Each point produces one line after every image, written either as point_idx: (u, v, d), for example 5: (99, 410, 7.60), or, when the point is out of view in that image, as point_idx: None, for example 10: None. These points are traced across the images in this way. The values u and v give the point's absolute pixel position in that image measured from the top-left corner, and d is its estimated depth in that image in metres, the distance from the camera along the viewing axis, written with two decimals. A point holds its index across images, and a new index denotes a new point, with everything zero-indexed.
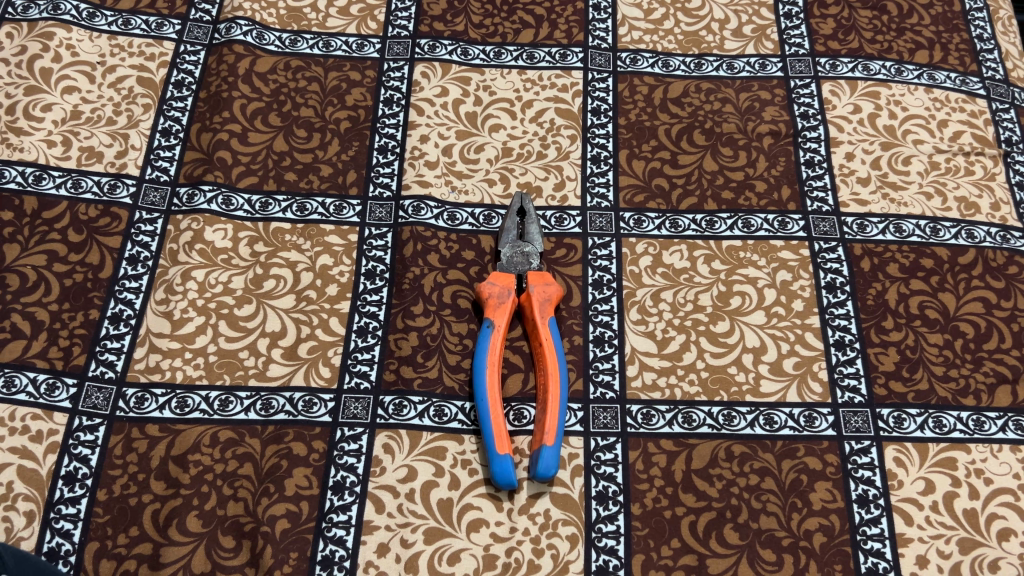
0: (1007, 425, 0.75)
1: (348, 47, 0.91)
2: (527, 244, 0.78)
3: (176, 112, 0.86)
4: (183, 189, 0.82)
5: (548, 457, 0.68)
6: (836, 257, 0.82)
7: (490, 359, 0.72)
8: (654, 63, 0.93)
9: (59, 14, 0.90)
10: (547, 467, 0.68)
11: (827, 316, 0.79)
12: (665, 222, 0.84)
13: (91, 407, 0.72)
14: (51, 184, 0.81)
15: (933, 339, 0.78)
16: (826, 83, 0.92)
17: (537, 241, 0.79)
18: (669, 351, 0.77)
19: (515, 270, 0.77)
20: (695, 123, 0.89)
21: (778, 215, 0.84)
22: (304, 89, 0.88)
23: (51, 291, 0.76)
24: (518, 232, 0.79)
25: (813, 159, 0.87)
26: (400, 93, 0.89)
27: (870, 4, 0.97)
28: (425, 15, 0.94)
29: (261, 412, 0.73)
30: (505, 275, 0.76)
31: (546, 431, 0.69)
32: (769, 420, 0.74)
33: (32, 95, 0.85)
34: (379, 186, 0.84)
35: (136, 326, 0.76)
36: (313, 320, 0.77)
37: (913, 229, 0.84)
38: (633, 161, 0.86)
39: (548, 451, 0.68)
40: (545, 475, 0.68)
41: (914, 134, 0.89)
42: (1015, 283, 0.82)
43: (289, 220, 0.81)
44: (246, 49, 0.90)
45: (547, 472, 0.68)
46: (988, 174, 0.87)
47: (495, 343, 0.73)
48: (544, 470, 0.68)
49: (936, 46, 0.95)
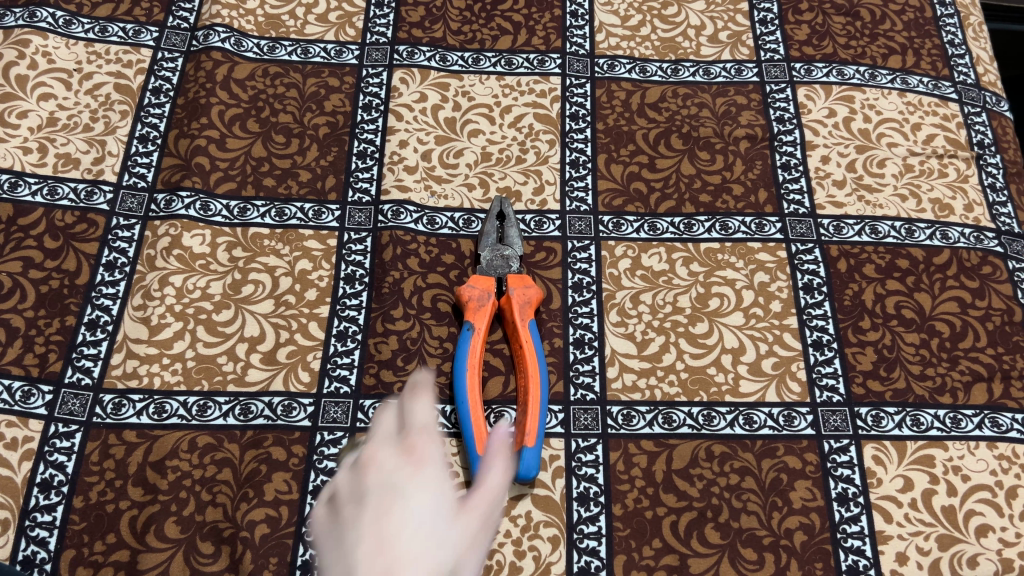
0: (983, 422, 0.75)
1: (326, 54, 0.92)
2: (506, 248, 0.78)
3: (154, 119, 0.86)
4: (161, 195, 0.82)
5: (529, 458, 0.68)
6: (813, 258, 0.83)
7: (470, 362, 0.72)
8: (632, 69, 0.94)
9: (35, 21, 0.90)
10: (528, 468, 0.68)
11: (804, 316, 0.80)
12: (643, 225, 0.84)
13: (67, 414, 0.71)
14: (26, 191, 0.81)
15: (909, 338, 0.79)
16: (801, 88, 0.93)
17: (516, 245, 0.79)
18: (649, 353, 0.77)
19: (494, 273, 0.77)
20: (673, 128, 0.89)
21: (755, 218, 0.85)
22: (283, 95, 0.88)
23: (26, 298, 0.76)
24: (498, 236, 0.79)
25: (789, 163, 0.88)
26: (379, 99, 0.89)
27: (843, 11, 0.99)
28: (403, 22, 0.94)
29: (240, 417, 0.72)
30: (485, 278, 0.76)
31: (527, 432, 0.69)
32: (748, 420, 0.75)
33: (8, 101, 0.85)
34: (358, 191, 0.84)
35: (113, 332, 0.75)
36: (293, 324, 0.76)
37: (888, 230, 0.85)
38: (612, 166, 0.87)
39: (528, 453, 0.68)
40: (526, 476, 0.68)
41: (888, 137, 0.90)
42: (989, 282, 0.83)
43: (268, 225, 0.81)
44: (224, 56, 0.89)
45: (528, 473, 0.68)
46: (962, 176, 0.89)
47: (476, 346, 0.73)
48: (525, 472, 0.68)
49: (908, 52, 0.96)
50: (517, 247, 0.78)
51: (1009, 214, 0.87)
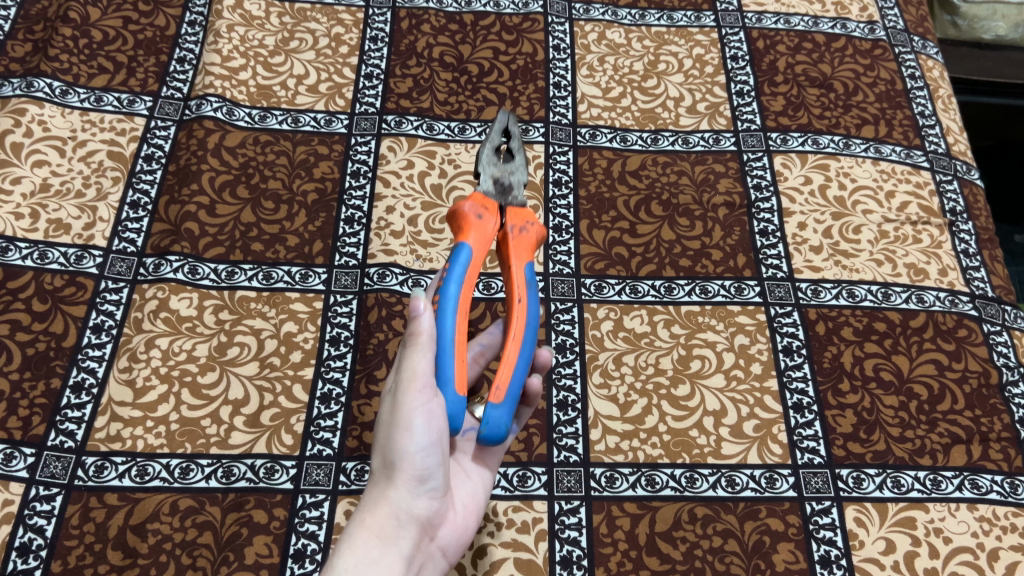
0: (963, 484, 0.76)
1: (316, 123, 0.94)
2: (506, 163, 0.65)
3: (145, 185, 0.88)
4: (149, 259, 0.83)
5: (452, 403, 0.56)
6: (792, 321, 0.85)
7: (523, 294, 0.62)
8: (613, 139, 0.96)
9: (32, 90, 0.92)
10: (496, 427, 0.58)
11: (785, 379, 0.81)
12: (625, 288, 0.86)
13: (49, 476, 0.71)
14: (17, 255, 0.82)
15: (889, 401, 0.80)
16: (778, 156, 0.96)
17: (486, 151, 0.64)
18: (631, 415, 0.78)
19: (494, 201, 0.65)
20: (653, 194, 0.92)
21: (734, 281, 0.87)
22: (273, 163, 0.90)
23: (12, 360, 0.76)
24: (495, 149, 0.65)
25: (767, 229, 0.90)
26: (367, 166, 0.91)
27: (817, 83, 1.02)
28: (392, 93, 0.97)
29: (222, 479, 0.72)
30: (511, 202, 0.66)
31: (497, 368, 0.59)
32: (730, 481, 0.75)
33: (3, 168, 0.86)
34: (345, 256, 0.85)
35: (98, 395, 0.75)
36: (277, 387, 0.77)
37: (864, 294, 0.87)
38: (594, 231, 0.89)
39: (450, 385, 0.56)
40: (501, 431, 0.58)
41: (863, 204, 0.93)
42: (965, 344, 0.84)
43: (255, 288, 0.82)
44: (216, 125, 0.92)
45: (457, 415, 0.56)
46: (936, 241, 0.91)
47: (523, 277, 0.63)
48: (452, 413, 0.56)
49: (881, 121, 1.00)
50: (482, 155, 0.64)
51: (982, 279, 0.90)
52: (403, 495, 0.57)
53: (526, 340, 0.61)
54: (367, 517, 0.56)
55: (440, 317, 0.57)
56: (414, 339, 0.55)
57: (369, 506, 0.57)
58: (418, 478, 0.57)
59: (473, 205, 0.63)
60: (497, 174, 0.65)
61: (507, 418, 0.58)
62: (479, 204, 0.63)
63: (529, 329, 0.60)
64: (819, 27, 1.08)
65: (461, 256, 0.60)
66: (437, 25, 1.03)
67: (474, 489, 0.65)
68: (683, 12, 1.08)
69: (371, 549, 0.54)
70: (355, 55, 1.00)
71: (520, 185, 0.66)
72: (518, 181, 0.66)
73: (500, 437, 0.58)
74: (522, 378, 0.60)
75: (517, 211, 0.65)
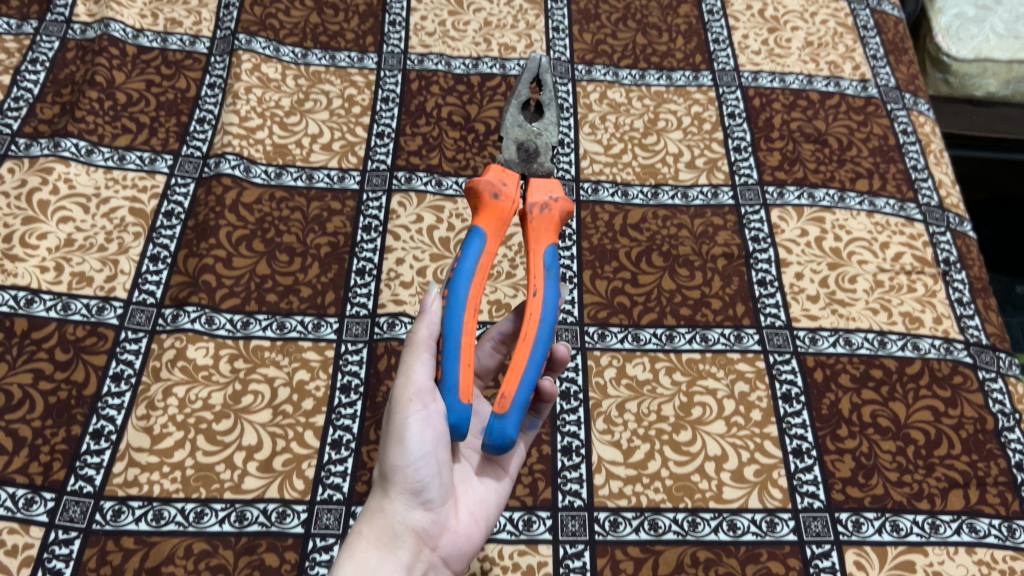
0: (961, 528, 0.77)
1: (329, 179, 0.98)
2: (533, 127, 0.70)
3: (165, 239, 0.92)
4: (168, 310, 0.86)
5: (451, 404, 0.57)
6: (790, 368, 0.87)
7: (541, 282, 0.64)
8: (615, 193, 1.00)
9: (59, 150, 0.96)
10: (502, 434, 0.57)
11: (784, 425, 0.83)
12: (627, 336, 0.88)
13: (68, 520, 0.73)
14: (41, 306, 0.85)
15: (886, 446, 0.82)
16: (774, 209, 0.99)
17: (509, 113, 0.70)
18: (634, 460, 0.80)
19: (519, 166, 0.69)
20: (653, 246, 0.95)
21: (733, 329, 0.89)
22: (287, 218, 0.94)
23: (35, 408, 0.79)
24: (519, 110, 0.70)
25: (764, 278, 0.93)
26: (378, 220, 0.95)
27: (812, 139, 1.06)
28: (402, 151, 1.01)
29: (235, 523, 0.74)
30: (531, 183, 0.69)
31: (504, 376, 0.59)
32: (731, 525, 0.77)
33: (29, 224, 0.90)
34: (356, 306, 0.88)
35: (117, 441, 0.78)
36: (289, 433, 0.79)
37: (861, 342, 0.89)
38: (596, 281, 0.92)
39: (455, 390, 0.57)
40: (509, 438, 0.57)
41: (859, 255, 0.95)
42: (961, 391, 0.86)
43: (269, 337, 0.85)
44: (233, 181, 0.96)
45: (460, 421, 0.57)
46: (930, 290, 0.94)
47: (541, 262, 0.64)
48: (453, 418, 0.56)
49: (875, 175, 1.03)
50: (506, 115, 0.70)
51: (976, 327, 0.92)
52: (399, 506, 0.61)
53: (541, 338, 0.61)
54: (366, 527, 0.61)
55: (447, 317, 0.59)
56: (416, 343, 0.60)
57: (369, 518, 0.61)
58: (414, 490, 0.61)
59: (488, 189, 0.65)
60: (521, 135, 0.69)
61: (516, 425, 0.58)
62: (494, 191, 0.65)
63: (542, 328, 0.61)
64: (813, 85, 1.12)
65: (471, 249, 0.62)
66: (445, 86, 1.08)
67: (490, 497, 0.67)
68: (682, 72, 1.12)
69: (367, 557, 0.59)
70: (367, 116, 1.04)
71: (546, 146, 0.70)
72: (543, 142, 0.70)
73: (508, 444, 0.57)
74: (534, 382, 0.59)
75: (532, 198, 0.67)
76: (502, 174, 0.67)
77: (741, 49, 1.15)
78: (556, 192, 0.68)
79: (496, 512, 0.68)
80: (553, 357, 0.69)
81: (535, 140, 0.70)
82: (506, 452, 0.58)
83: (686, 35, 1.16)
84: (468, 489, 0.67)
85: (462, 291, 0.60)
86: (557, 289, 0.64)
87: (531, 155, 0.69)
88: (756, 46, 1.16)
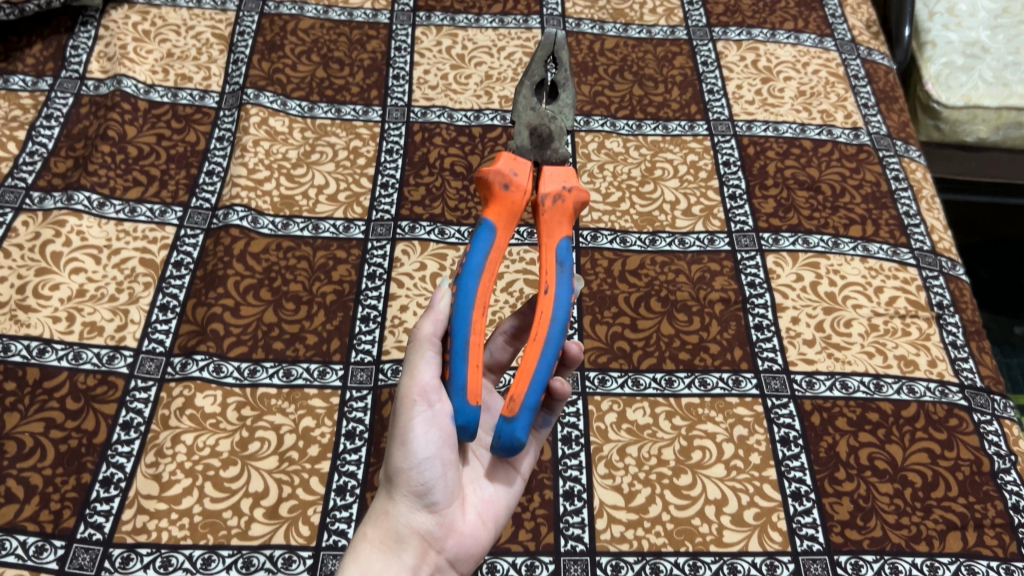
0: (959, 570, 0.78)
1: (335, 229, 1.00)
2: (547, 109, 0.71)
3: (174, 289, 0.94)
4: (177, 359, 0.88)
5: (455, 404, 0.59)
6: (788, 412, 0.88)
7: (553, 273, 0.65)
8: (613, 240, 1.02)
9: (72, 203, 0.99)
10: (512, 436, 0.59)
11: (782, 468, 0.84)
12: (627, 381, 0.90)
13: (77, 568, 0.74)
14: (53, 356, 0.87)
15: (884, 488, 0.83)
16: (770, 255, 1.01)
17: (522, 91, 0.70)
18: (635, 504, 0.81)
19: (532, 153, 0.69)
20: (652, 292, 0.97)
21: (732, 373, 0.91)
22: (294, 267, 0.96)
23: (46, 456, 0.80)
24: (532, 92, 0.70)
25: (761, 323, 0.95)
26: (383, 268, 0.97)
27: (806, 186, 1.08)
28: (406, 201, 1.04)
29: (242, 569, 0.75)
30: (545, 171, 0.69)
31: (515, 380, 0.60)
32: (732, 569, 0.78)
33: (42, 275, 0.92)
34: (360, 352, 0.90)
35: (126, 489, 0.79)
36: (295, 479, 0.81)
37: (857, 385, 0.90)
38: (597, 326, 0.94)
39: (463, 392, 0.59)
40: (519, 440, 0.59)
41: (853, 299, 0.97)
42: (957, 433, 0.87)
43: (275, 385, 0.87)
44: (241, 232, 0.98)
45: (469, 422, 0.58)
46: (924, 334, 0.95)
47: (553, 252, 0.65)
48: (462, 419, 0.58)
49: (868, 221, 1.05)
50: (520, 95, 0.70)
51: (971, 369, 0.93)
52: (404, 508, 0.65)
53: (552, 336, 0.62)
54: (371, 529, 0.64)
55: (456, 323, 0.60)
56: (421, 342, 0.63)
57: (374, 520, 0.65)
58: (417, 492, 0.65)
59: (498, 180, 0.66)
60: (534, 118, 0.70)
61: (526, 427, 0.59)
62: (505, 181, 0.66)
63: (553, 327, 0.61)
64: (806, 133, 1.15)
65: (480, 245, 0.63)
66: (448, 138, 1.11)
67: (495, 499, 0.71)
68: (678, 122, 1.15)
69: (371, 557, 0.63)
70: (372, 167, 1.07)
71: (561, 130, 0.70)
72: (557, 125, 0.70)
73: (518, 446, 0.59)
74: (544, 383, 0.60)
75: (544, 188, 0.68)
76: (513, 162, 0.67)
77: (735, 99, 1.18)
78: (568, 180, 0.69)
79: (501, 514, 0.71)
80: (566, 355, 0.72)
81: (550, 124, 0.70)
82: (516, 453, 0.60)
83: (681, 86, 1.20)
84: (472, 493, 0.70)
85: (470, 288, 0.61)
86: (569, 283, 0.64)
87: (545, 140, 0.69)
88: (750, 95, 1.19)
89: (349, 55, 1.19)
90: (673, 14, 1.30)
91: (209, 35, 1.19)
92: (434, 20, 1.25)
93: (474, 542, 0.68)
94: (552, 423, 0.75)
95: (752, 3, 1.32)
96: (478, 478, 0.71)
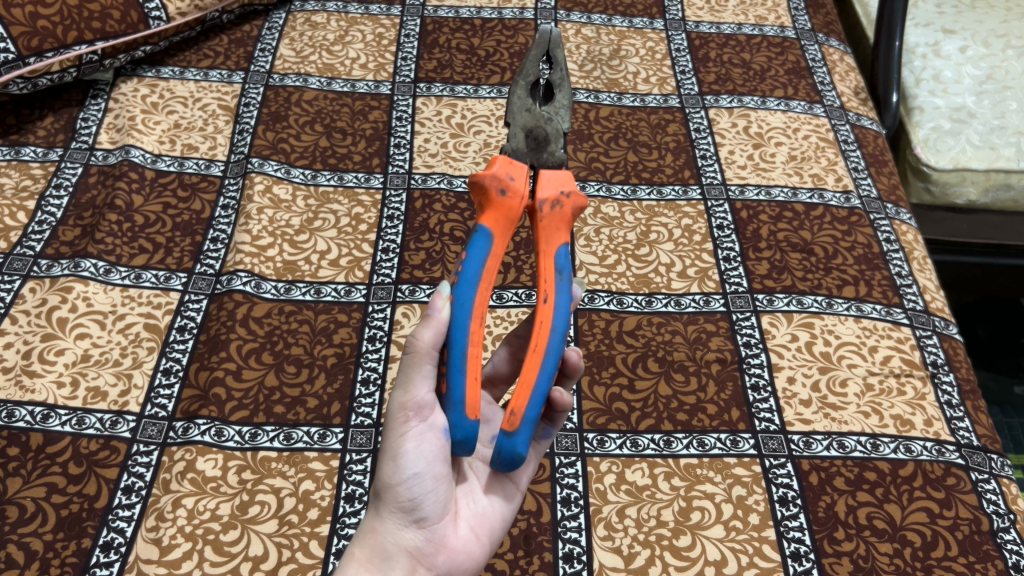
0: None
1: (337, 293, 1.02)
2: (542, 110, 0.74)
3: (177, 353, 0.95)
4: (179, 423, 0.89)
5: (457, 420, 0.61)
6: (786, 472, 0.88)
7: (553, 279, 0.68)
8: (610, 301, 1.04)
9: (79, 270, 1.01)
10: (513, 449, 0.62)
11: (781, 528, 0.84)
12: (626, 442, 0.90)
13: None
14: (56, 421, 0.88)
15: (883, 548, 0.83)
16: (765, 316, 1.03)
17: (516, 88, 0.74)
18: (635, 566, 0.81)
19: (528, 155, 0.73)
20: (649, 352, 0.98)
21: (729, 434, 0.91)
22: (296, 330, 0.98)
23: (47, 521, 0.81)
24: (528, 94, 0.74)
25: (758, 383, 0.96)
26: (383, 331, 0.99)
27: (799, 248, 1.10)
28: (406, 264, 1.06)
29: None
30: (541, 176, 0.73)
31: (515, 393, 0.63)
32: None
33: (48, 341, 0.94)
34: (361, 415, 0.91)
35: (126, 553, 0.79)
36: (294, 543, 0.81)
37: (854, 445, 0.91)
38: (594, 386, 0.95)
39: (461, 406, 0.61)
40: (520, 452, 0.63)
41: (848, 358, 0.99)
42: (955, 492, 0.87)
43: (276, 448, 0.88)
44: (245, 297, 1.00)
45: (467, 437, 0.61)
46: (919, 393, 0.96)
47: (552, 257, 0.69)
48: (461, 433, 0.61)
49: (860, 282, 1.07)
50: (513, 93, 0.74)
51: (967, 428, 0.94)
52: (392, 526, 0.66)
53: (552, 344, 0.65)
54: (359, 549, 0.66)
55: (453, 337, 0.62)
56: (420, 352, 0.62)
57: (363, 537, 0.67)
58: (406, 508, 0.66)
59: (494, 185, 0.69)
60: (529, 120, 0.74)
61: (525, 441, 0.63)
62: (501, 187, 0.69)
63: (554, 336, 0.65)
64: (798, 197, 1.17)
65: (476, 254, 0.65)
66: (448, 204, 1.13)
67: (488, 513, 0.73)
68: (672, 187, 1.18)
69: None
70: (373, 232, 1.09)
71: (556, 132, 0.74)
72: (553, 127, 0.74)
73: (518, 460, 0.63)
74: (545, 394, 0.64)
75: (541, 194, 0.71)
76: (509, 168, 0.70)
77: (728, 164, 1.21)
78: (567, 187, 0.72)
79: (495, 529, 0.73)
80: (567, 364, 0.77)
81: (545, 126, 0.74)
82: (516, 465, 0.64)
83: (675, 152, 1.23)
84: (464, 507, 0.72)
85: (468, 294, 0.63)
86: (569, 288, 0.68)
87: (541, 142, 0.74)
88: (742, 161, 1.22)
89: (351, 125, 1.22)
90: (666, 83, 1.34)
91: (215, 106, 1.23)
92: (434, 90, 1.29)
93: (466, 557, 0.69)
94: (553, 435, 0.78)
95: (743, 72, 1.36)
96: (472, 492, 0.74)
